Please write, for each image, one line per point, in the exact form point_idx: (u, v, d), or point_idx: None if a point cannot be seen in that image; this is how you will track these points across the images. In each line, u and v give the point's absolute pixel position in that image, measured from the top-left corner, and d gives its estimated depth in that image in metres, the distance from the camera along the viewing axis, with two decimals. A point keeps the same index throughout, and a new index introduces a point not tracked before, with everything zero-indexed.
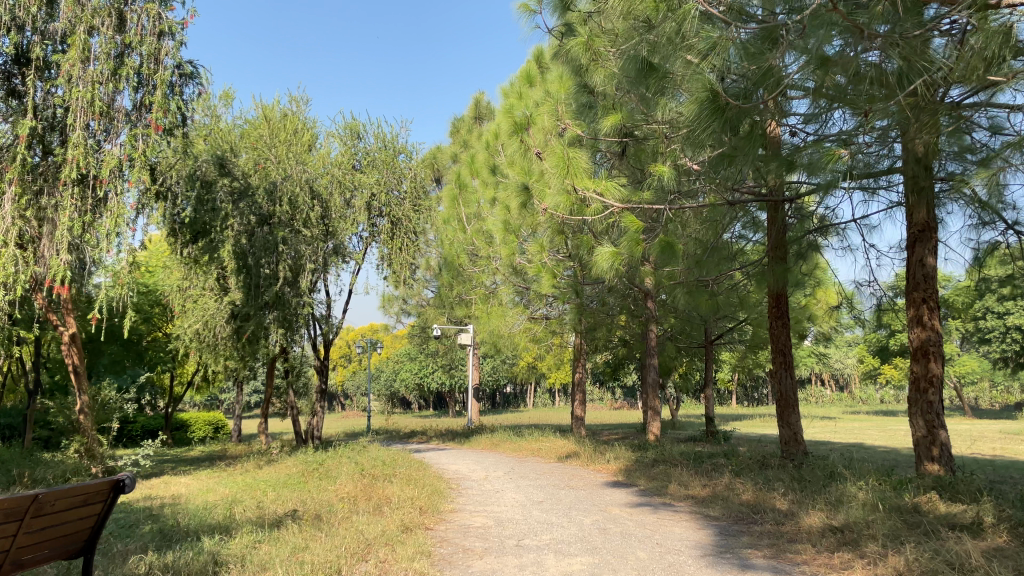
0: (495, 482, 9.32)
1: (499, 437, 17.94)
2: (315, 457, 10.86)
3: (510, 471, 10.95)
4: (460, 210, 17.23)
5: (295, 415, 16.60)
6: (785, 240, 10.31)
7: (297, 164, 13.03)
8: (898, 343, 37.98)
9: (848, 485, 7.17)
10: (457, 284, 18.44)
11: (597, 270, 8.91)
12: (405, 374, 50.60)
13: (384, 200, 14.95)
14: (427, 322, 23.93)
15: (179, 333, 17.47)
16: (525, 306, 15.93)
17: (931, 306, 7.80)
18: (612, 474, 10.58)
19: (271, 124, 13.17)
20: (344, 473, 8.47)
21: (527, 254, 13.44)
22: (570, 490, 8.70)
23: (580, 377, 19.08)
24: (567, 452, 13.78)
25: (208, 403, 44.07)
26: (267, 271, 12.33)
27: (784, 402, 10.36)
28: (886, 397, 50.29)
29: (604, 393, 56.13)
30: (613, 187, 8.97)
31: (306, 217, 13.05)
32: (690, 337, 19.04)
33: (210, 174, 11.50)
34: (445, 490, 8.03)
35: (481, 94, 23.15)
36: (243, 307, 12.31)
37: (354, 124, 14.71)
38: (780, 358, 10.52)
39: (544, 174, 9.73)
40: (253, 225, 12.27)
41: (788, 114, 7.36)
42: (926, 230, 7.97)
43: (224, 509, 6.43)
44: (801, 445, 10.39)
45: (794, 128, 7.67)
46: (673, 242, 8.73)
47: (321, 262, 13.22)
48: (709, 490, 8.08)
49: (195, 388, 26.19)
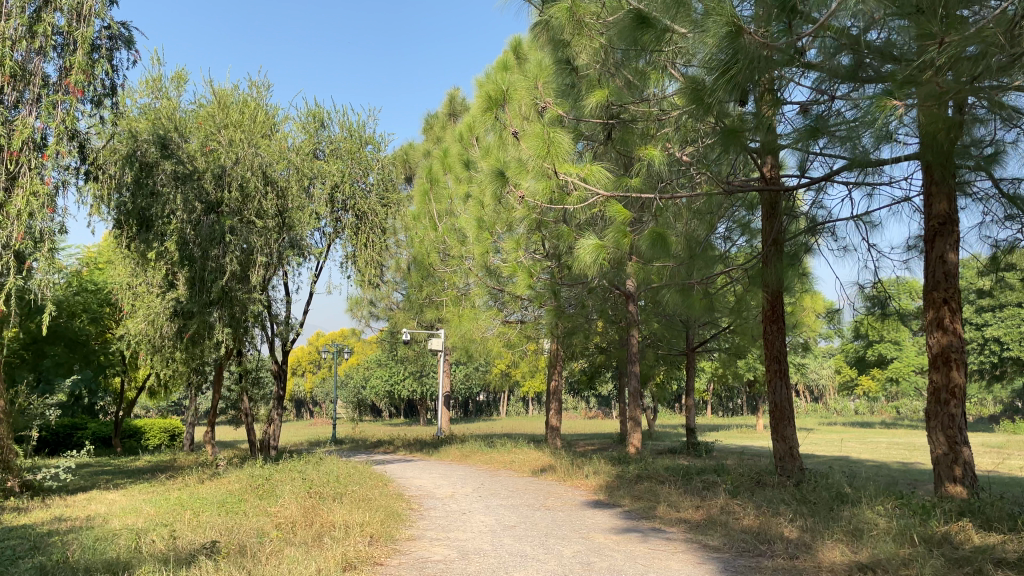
0: (462, 502, 8.30)
1: (470, 447, 16.91)
2: (264, 470, 9.79)
3: (478, 487, 9.93)
4: (430, 207, 16.23)
5: (249, 423, 15.41)
6: (782, 236, 9.56)
7: (251, 147, 11.79)
8: (874, 354, 37.48)
9: (865, 511, 6.29)
10: (427, 286, 17.42)
11: (579, 266, 7.95)
12: (374, 382, 49.24)
13: (348, 192, 13.96)
14: (397, 326, 22.85)
15: (126, 336, 16.32)
16: (499, 310, 14.96)
17: (953, 307, 6.94)
18: (592, 491, 9.61)
19: (222, 104, 11.98)
20: (287, 492, 7.43)
21: (503, 252, 12.50)
22: (547, 511, 7.72)
23: (555, 385, 18.12)
24: (543, 465, 12.80)
25: (167, 410, 42.50)
26: (213, 263, 11.06)
27: (779, 413, 9.38)
28: (860, 407, 49.88)
29: (578, 401, 55.29)
30: (598, 170, 8.02)
31: (259, 207, 11.83)
32: (671, 343, 18.17)
33: (151, 156, 10.65)
34: (403, 512, 7.02)
35: (456, 89, 22.18)
36: (187, 305, 11.05)
37: (317, 111, 13.73)
38: (775, 366, 9.61)
39: (520, 160, 8.77)
40: (199, 213, 11.14)
41: (797, 82, 6.50)
42: (947, 222, 7.12)
43: (132, 538, 5.39)
44: (797, 460, 9.45)
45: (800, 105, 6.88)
46: (666, 233, 7.79)
47: (276, 256, 11.96)
48: (703, 513, 7.15)
49: (149, 394, 24.81)
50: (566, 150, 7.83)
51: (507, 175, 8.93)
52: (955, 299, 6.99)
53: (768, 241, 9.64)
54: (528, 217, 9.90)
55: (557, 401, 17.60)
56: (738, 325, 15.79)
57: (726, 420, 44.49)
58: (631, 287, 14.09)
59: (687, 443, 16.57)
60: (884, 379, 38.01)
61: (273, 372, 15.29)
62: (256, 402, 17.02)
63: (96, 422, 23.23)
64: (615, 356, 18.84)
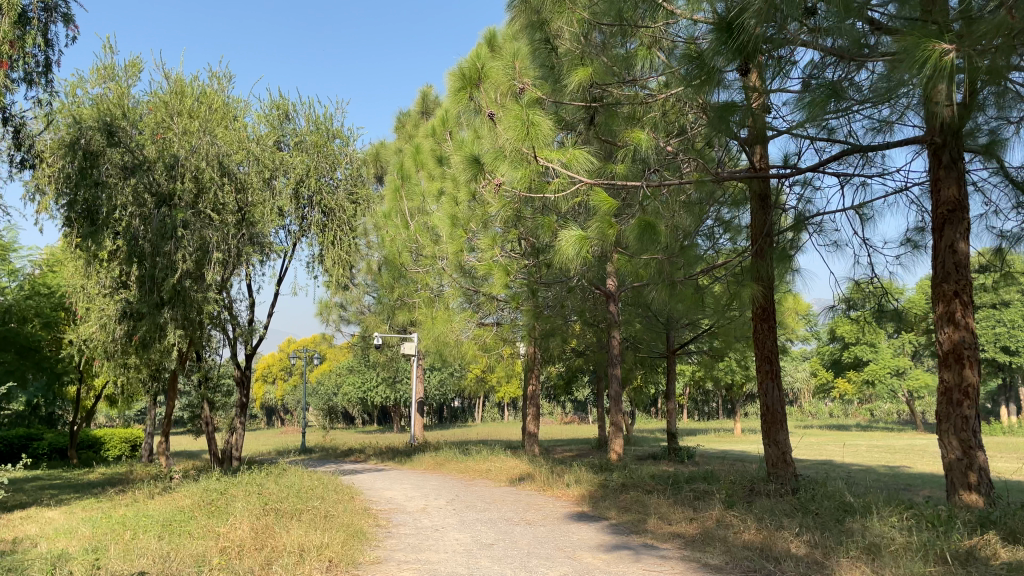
0: (434, 516, 7.64)
1: (444, 455, 16.20)
2: (220, 484, 9.03)
3: (453, 499, 9.24)
4: (402, 204, 15.54)
5: (210, 432, 14.56)
6: (771, 230, 9.11)
7: (206, 135, 10.94)
8: (850, 356, 37.22)
9: (878, 523, 5.74)
10: (398, 287, 16.71)
11: (559, 259, 7.32)
12: (346, 388, 48.21)
13: (315, 186, 13.25)
14: (368, 331, 22.08)
15: (79, 342, 15.45)
16: (474, 312, 14.30)
17: (965, 300, 6.42)
18: (575, 502, 8.98)
19: (177, 92, 11.11)
20: (239, 510, 6.72)
21: (478, 250, 11.86)
22: (527, 526, 7.08)
23: (533, 389, 17.46)
24: (520, 474, 12.15)
25: (129, 420, 41.18)
26: (164, 260, 10.24)
27: (770, 416, 8.78)
28: (835, 410, 49.86)
29: (554, 407, 54.68)
30: (582, 154, 7.45)
31: (215, 199, 11.06)
32: (651, 346, 17.62)
33: (96, 145, 9.86)
34: (369, 531, 6.34)
35: (428, 87, 21.51)
36: (136, 305, 10.25)
37: (281, 102, 13.04)
38: (766, 367, 9.01)
39: (495, 146, 8.16)
40: (149, 206, 10.37)
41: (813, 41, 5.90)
42: (957, 209, 6.61)
43: (51, 568, 4.67)
44: (791, 467, 8.80)
45: (810, 73, 6.29)
46: (655, 222, 7.19)
47: (234, 254, 11.21)
48: (698, 527, 6.56)
49: (108, 403, 23.78)
50: (545, 133, 7.13)
51: (483, 162, 8.28)
52: (967, 292, 6.48)
53: (757, 236, 9.24)
54: (505, 211, 9.27)
55: (535, 406, 16.93)
56: (721, 327, 15.28)
57: (702, 424, 44.13)
58: (612, 286, 13.51)
59: (669, 448, 15.99)
60: (860, 382, 37.77)
61: (235, 379, 14.53)
62: (218, 410, 16.21)
63: (51, 433, 22.16)
64: (594, 358, 18.24)
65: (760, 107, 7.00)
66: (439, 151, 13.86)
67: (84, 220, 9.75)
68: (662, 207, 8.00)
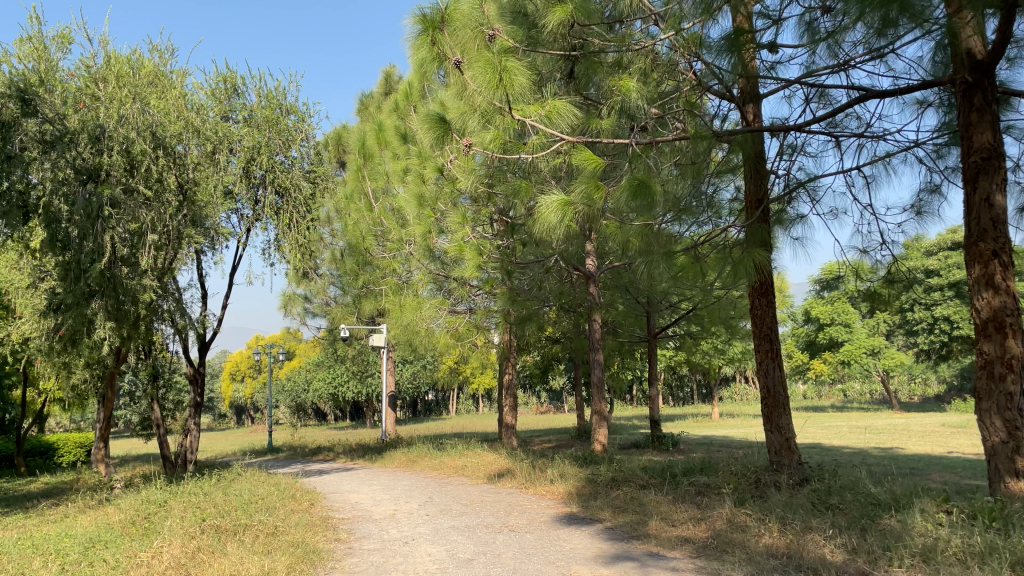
0: (403, 525, 6.69)
1: (417, 451, 15.24)
2: (161, 494, 8.01)
3: (426, 502, 8.29)
4: (364, 185, 14.45)
5: (161, 435, 13.45)
6: (766, 198, 8.23)
7: (136, 102, 10.00)
8: (826, 338, 36.69)
9: (920, 521, 4.94)
10: (363, 275, 15.65)
11: (539, 229, 6.38)
12: (317, 384, 46.98)
13: (268, 164, 12.19)
14: (335, 323, 20.97)
15: (15, 341, 14.24)
16: (445, 298, 13.31)
17: (1005, 262, 5.61)
18: (562, 501, 8.10)
19: (109, 60, 10.09)
20: (171, 528, 5.75)
21: (447, 229, 10.89)
22: (511, 534, 6.17)
23: (509, 379, 16.52)
24: (498, 470, 11.23)
25: (87, 423, 39.46)
26: (91, 244, 9.04)
27: (771, 399, 7.77)
28: (809, 392, 49.66)
29: (529, 396, 53.97)
30: (565, 107, 6.37)
31: (146, 173, 10.12)
32: (632, 330, 16.77)
33: (9, 113, 8.34)
34: (326, 549, 5.40)
35: (392, 65, 20.40)
36: (60, 296, 9.06)
37: (228, 74, 11.94)
38: (765, 346, 8.00)
39: (463, 104, 7.17)
40: (71, 180, 9.10)
41: None
42: (992, 157, 5.78)
43: None
44: (795, 454, 7.77)
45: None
46: (651, 182, 6.28)
47: (173, 237, 10.33)
48: (709, 530, 5.73)
49: (60, 407, 22.42)
50: (522, 83, 6.18)
51: (449, 121, 7.27)
52: (1006, 252, 5.67)
53: (752, 202, 8.38)
54: (476, 180, 8.28)
55: (511, 397, 15.98)
56: (706, 308, 14.46)
57: (679, 410, 43.61)
58: (592, 267, 12.60)
59: (653, 437, 15.17)
60: (836, 363, 37.26)
61: (187, 378, 13.44)
62: (171, 410, 15.05)
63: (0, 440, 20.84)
64: (571, 345, 17.36)
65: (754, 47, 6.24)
66: (402, 127, 12.83)
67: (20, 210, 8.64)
68: (655, 167, 7.10)
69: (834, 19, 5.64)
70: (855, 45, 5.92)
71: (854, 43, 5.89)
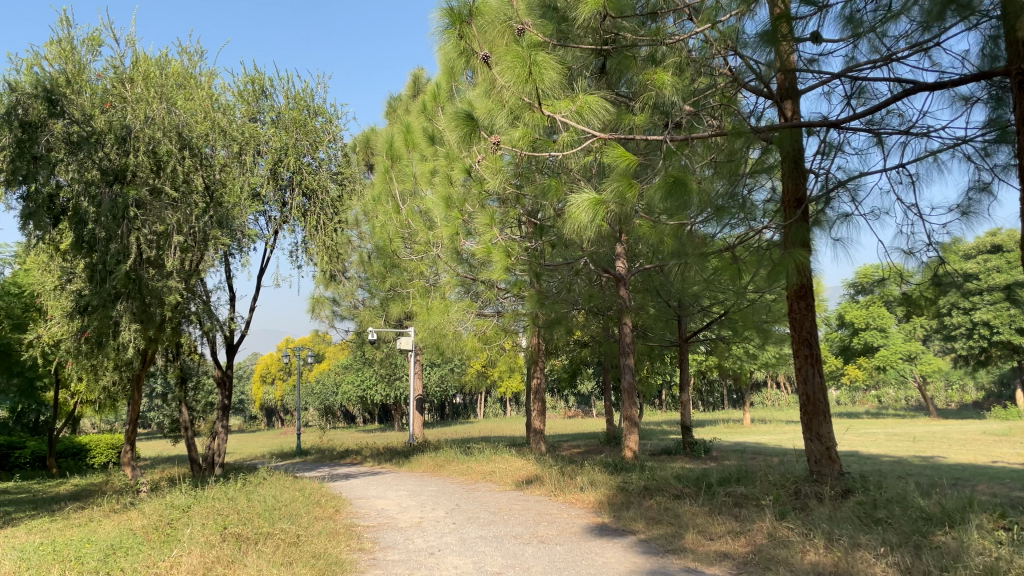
0: (430, 535, 6.50)
1: (444, 456, 15.07)
2: (187, 498, 7.92)
3: (452, 509, 8.10)
4: (392, 187, 14.32)
5: (189, 437, 13.43)
6: (805, 197, 7.92)
7: (162, 103, 9.97)
8: (861, 342, 35.94)
9: (977, 539, 4.66)
10: (390, 277, 15.55)
11: (570, 228, 6.17)
12: (346, 388, 47.13)
13: (295, 165, 12.13)
14: (363, 326, 20.91)
15: (45, 343, 14.31)
16: (473, 301, 13.13)
17: None
18: (592, 510, 7.86)
19: (138, 61, 10.09)
20: (192, 535, 5.63)
21: (475, 231, 10.73)
22: (541, 545, 5.97)
23: (537, 383, 16.28)
24: (527, 476, 11.02)
25: (119, 424, 39.91)
26: (115, 245, 8.93)
27: (811, 406, 7.38)
28: (843, 397, 48.78)
29: (557, 400, 53.65)
30: (596, 101, 6.17)
31: (173, 172, 10.02)
32: (663, 334, 16.46)
33: (36, 114, 8.47)
34: (350, 559, 5.24)
35: (420, 68, 20.33)
36: (87, 297, 9.07)
37: (256, 76, 11.91)
38: (804, 351, 7.59)
39: (491, 100, 6.98)
40: (98, 182, 9.06)
41: None
42: None
43: None
44: (836, 464, 7.37)
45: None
46: (686, 178, 6.04)
47: (199, 239, 10.13)
48: (749, 545, 5.49)
49: (91, 409, 22.60)
50: (552, 77, 5.98)
51: (477, 119, 7.09)
52: None
53: (788, 201, 8.06)
54: (504, 179, 8.08)
55: (539, 401, 15.75)
56: (739, 312, 14.13)
57: (710, 416, 43.03)
58: (622, 269, 12.33)
59: (685, 444, 14.85)
60: (871, 368, 36.47)
61: (216, 380, 13.41)
62: (198, 413, 15.03)
63: (34, 441, 21.08)
64: (600, 349, 17.09)
65: (793, 37, 5.97)
66: (430, 128, 12.69)
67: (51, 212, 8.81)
68: (689, 164, 6.86)
69: (877, 6, 5.37)
70: (897, 39, 5.65)
71: (897, 36, 5.61)
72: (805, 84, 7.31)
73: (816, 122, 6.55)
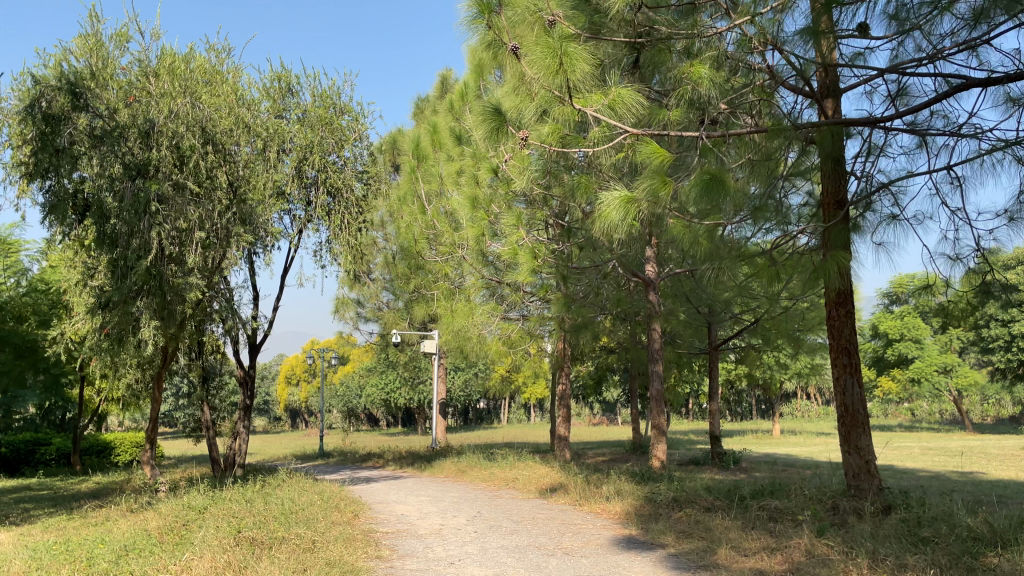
0: (450, 543, 6.25)
1: (466, 461, 14.83)
2: (203, 499, 7.75)
3: (474, 517, 7.85)
4: (418, 187, 14.11)
5: (211, 437, 13.32)
6: (847, 199, 7.56)
7: (187, 97, 9.87)
8: (894, 354, 35.07)
9: None
10: (415, 279, 15.34)
11: (599, 226, 5.90)
12: (370, 390, 47.08)
13: (320, 163, 11.99)
14: (387, 328, 20.73)
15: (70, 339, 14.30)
16: (499, 304, 12.87)
17: None
18: (619, 521, 7.56)
19: (164, 55, 10.02)
20: (205, 538, 5.45)
21: (501, 232, 10.49)
22: (565, 557, 5.70)
23: (562, 389, 15.97)
24: (551, 484, 10.73)
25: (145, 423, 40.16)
26: (136, 241, 8.91)
27: (850, 418, 6.98)
28: (874, 410, 47.73)
29: (582, 407, 53.16)
30: (629, 94, 5.91)
31: (197, 167, 9.88)
32: (692, 341, 16.08)
33: (61, 108, 8.54)
34: (365, 568, 5.02)
35: (448, 70, 20.17)
36: (107, 293, 9.01)
37: (283, 73, 11.80)
38: (844, 360, 7.12)
39: (520, 94, 6.74)
40: (120, 177, 8.99)
41: None
42: None
43: None
44: (876, 479, 6.96)
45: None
46: (723, 174, 5.75)
47: (221, 235, 9.99)
48: (787, 564, 5.17)
49: (116, 407, 22.65)
50: (583, 68, 5.73)
51: (504, 114, 6.86)
52: None
53: (829, 203, 7.60)
54: (533, 177, 7.84)
55: (564, 407, 15.45)
56: (771, 320, 13.72)
57: (737, 426, 42.33)
58: (651, 273, 12.01)
59: (713, 454, 14.45)
60: (904, 381, 35.58)
61: (238, 380, 13.29)
62: (220, 412, 14.93)
63: (59, 438, 21.17)
64: (626, 356, 16.74)
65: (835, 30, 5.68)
66: (457, 128, 12.49)
67: (75, 207, 8.90)
68: (726, 162, 6.58)
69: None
70: (944, 37, 5.34)
71: (943, 34, 5.30)
72: (847, 80, 6.99)
73: (859, 119, 6.24)
